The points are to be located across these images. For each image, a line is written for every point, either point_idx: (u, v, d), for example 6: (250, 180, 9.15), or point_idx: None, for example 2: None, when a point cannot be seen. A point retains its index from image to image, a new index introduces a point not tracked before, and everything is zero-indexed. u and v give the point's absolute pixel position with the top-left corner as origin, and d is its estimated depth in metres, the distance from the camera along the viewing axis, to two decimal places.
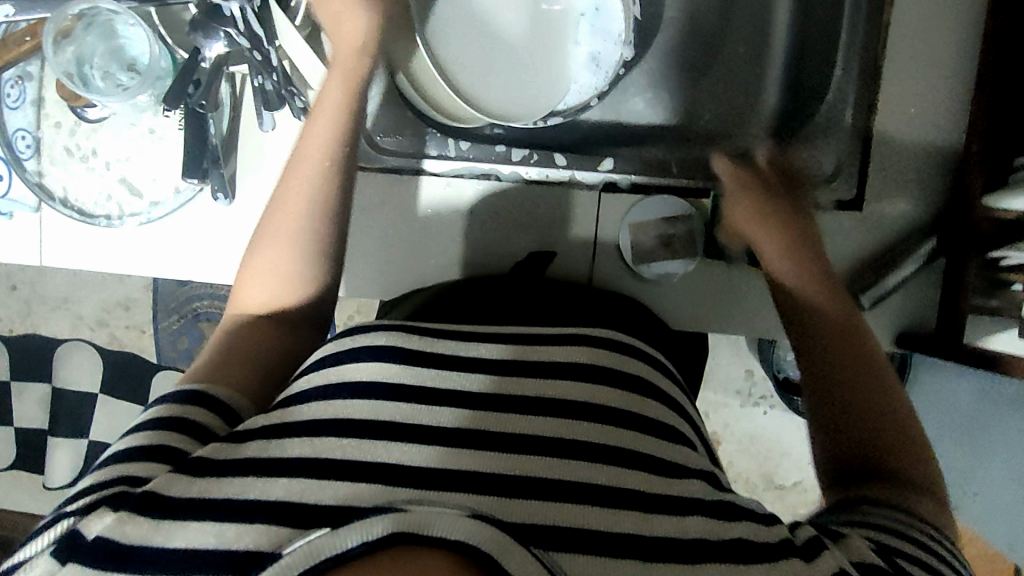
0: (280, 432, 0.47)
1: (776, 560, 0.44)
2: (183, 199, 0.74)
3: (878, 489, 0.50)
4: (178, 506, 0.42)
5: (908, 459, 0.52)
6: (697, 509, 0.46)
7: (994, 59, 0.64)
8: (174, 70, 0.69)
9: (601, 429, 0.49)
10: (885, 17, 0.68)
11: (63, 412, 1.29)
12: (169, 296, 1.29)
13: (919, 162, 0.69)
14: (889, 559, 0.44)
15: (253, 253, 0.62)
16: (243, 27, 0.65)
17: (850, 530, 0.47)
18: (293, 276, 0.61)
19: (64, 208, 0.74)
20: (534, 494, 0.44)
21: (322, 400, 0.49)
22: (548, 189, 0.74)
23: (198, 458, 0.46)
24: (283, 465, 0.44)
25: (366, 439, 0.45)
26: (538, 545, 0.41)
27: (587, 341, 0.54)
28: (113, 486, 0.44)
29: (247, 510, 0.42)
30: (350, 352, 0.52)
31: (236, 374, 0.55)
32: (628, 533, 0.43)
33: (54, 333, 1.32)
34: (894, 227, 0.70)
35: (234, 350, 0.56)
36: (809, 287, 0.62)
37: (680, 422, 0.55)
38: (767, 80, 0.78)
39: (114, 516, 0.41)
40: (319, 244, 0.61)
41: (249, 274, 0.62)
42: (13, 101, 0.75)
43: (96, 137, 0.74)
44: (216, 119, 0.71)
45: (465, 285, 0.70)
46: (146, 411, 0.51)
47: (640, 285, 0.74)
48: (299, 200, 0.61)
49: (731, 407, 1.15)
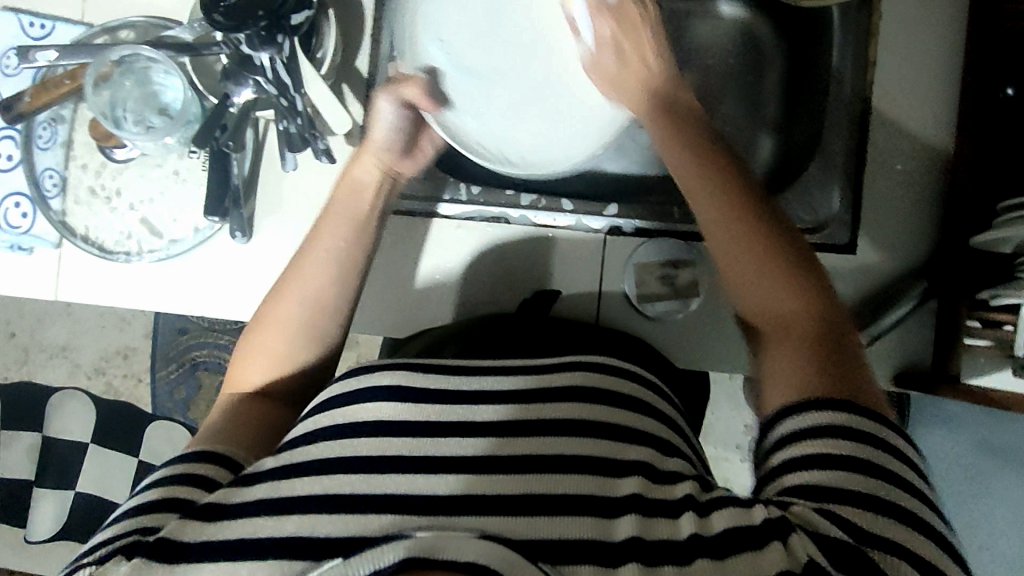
0: (292, 472, 0.48)
1: (757, 548, 0.44)
2: (202, 237, 0.76)
3: (801, 408, 0.50)
4: (189, 547, 0.45)
5: (837, 360, 0.53)
6: (686, 508, 0.47)
7: (973, 122, 0.69)
8: (203, 114, 0.73)
9: (606, 444, 0.50)
10: (869, 78, 0.73)
11: (56, 461, 1.27)
12: (169, 345, 1.27)
13: (908, 211, 0.73)
14: (839, 521, 0.44)
15: (255, 332, 0.65)
16: (271, 75, 0.69)
17: (796, 499, 0.47)
18: (289, 331, 0.64)
19: (84, 244, 0.77)
20: (542, 510, 0.45)
21: (329, 439, 0.50)
22: (554, 235, 0.76)
23: (208, 504, 0.47)
24: (294, 501, 0.46)
25: (374, 474, 0.47)
26: (547, 560, 0.42)
27: (586, 365, 0.55)
28: (123, 539, 0.46)
29: (260, 547, 0.44)
30: (355, 393, 0.52)
31: (244, 437, 0.57)
32: (629, 537, 0.45)
33: (48, 381, 1.30)
34: (886, 272, 0.73)
35: (239, 421, 0.59)
36: (699, 152, 0.64)
37: (686, 448, 0.55)
38: (765, 117, 0.82)
39: (127, 564, 0.44)
40: (348, 267, 0.65)
41: (252, 352, 0.64)
42: (44, 143, 0.78)
43: (121, 178, 0.78)
44: (239, 159, 0.75)
45: (477, 324, 0.71)
46: (161, 467, 0.52)
47: (646, 321, 0.76)
48: (316, 284, 0.64)
49: (732, 462, 1.12)
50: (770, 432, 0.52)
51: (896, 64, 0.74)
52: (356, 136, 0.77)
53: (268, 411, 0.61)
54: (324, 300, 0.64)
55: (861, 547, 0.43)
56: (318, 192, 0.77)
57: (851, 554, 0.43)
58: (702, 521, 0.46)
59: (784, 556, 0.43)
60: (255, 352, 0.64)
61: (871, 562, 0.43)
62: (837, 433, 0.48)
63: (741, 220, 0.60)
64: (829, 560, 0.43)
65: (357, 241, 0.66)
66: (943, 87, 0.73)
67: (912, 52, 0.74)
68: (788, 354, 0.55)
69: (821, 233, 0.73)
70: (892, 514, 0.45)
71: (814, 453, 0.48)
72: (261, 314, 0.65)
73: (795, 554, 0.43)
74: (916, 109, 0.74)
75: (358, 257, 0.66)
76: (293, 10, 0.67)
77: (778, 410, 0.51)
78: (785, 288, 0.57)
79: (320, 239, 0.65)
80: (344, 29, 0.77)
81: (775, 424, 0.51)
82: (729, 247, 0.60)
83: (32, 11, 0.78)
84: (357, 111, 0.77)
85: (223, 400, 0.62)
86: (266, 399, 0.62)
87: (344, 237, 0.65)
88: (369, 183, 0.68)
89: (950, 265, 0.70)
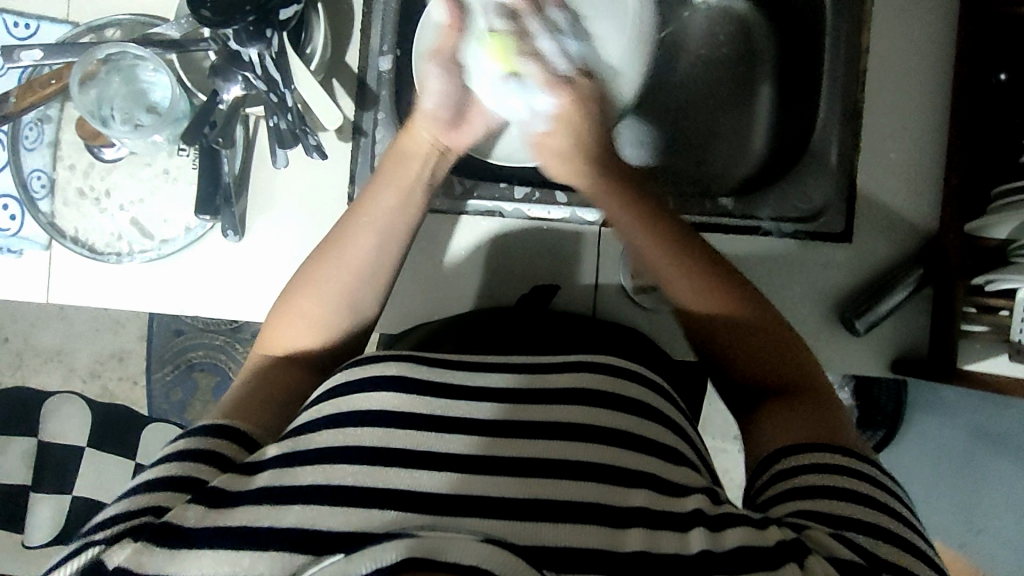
0: (296, 461, 0.48)
1: (774, 568, 0.43)
2: (193, 237, 0.76)
3: (805, 449, 0.52)
4: (195, 532, 0.44)
5: (820, 405, 0.56)
6: (697, 523, 0.46)
7: (969, 110, 0.69)
8: (191, 111, 0.73)
9: (619, 453, 0.49)
10: (861, 67, 0.73)
11: (49, 467, 1.22)
12: (165, 346, 1.26)
13: (904, 196, 0.73)
14: (854, 546, 0.45)
15: (291, 299, 0.63)
16: (261, 72, 0.68)
17: (810, 522, 0.47)
18: (324, 305, 0.62)
19: (75, 246, 0.76)
20: (545, 516, 0.45)
21: (334, 427, 0.49)
22: (550, 228, 0.76)
23: (215, 488, 0.46)
24: (298, 492, 0.45)
25: (382, 466, 0.46)
26: (552, 568, 0.43)
27: (591, 368, 0.54)
28: (134, 519, 0.45)
29: (264, 537, 0.43)
30: (360, 382, 0.52)
31: (259, 416, 0.56)
32: (639, 550, 0.44)
33: (45, 385, 1.28)
34: (882, 260, 0.73)
35: (256, 396, 0.58)
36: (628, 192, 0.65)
37: (692, 454, 0.54)
38: (760, 97, 0.82)
39: (133, 546, 0.43)
40: (390, 246, 0.64)
41: (288, 318, 0.63)
42: (31, 143, 0.77)
43: (109, 178, 0.77)
44: (230, 157, 0.74)
45: (472, 318, 0.71)
46: (170, 444, 0.51)
47: (645, 313, 0.76)
48: (359, 251, 0.63)
49: (731, 453, 1.11)
50: (773, 465, 0.53)
51: (891, 51, 0.74)
52: (348, 132, 0.77)
53: (290, 386, 0.60)
54: (366, 275, 0.63)
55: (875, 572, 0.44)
56: (312, 188, 0.77)
57: None
58: (714, 535, 0.45)
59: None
60: (292, 317, 0.62)
61: None
62: (847, 469, 0.50)
63: (693, 257, 0.62)
64: None
65: (394, 211, 0.64)
66: (933, 77, 0.73)
67: (903, 43, 0.74)
68: (780, 408, 0.56)
69: (815, 222, 0.73)
70: (906, 550, 0.46)
71: (833, 485, 0.49)
72: (297, 277, 0.64)
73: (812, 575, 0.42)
74: (906, 99, 0.74)
75: (402, 227, 0.65)
76: (282, 4, 0.66)
77: (789, 448, 0.52)
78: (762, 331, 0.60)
79: (366, 210, 0.64)
80: (333, 24, 0.77)
81: (782, 458, 0.52)
82: (701, 283, 0.61)
83: (16, 11, 0.77)
84: (349, 106, 0.77)
85: (252, 366, 0.62)
86: (290, 370, 0.61)
87: (389, 211, 0.64)
88: (415, 158, 0.67)
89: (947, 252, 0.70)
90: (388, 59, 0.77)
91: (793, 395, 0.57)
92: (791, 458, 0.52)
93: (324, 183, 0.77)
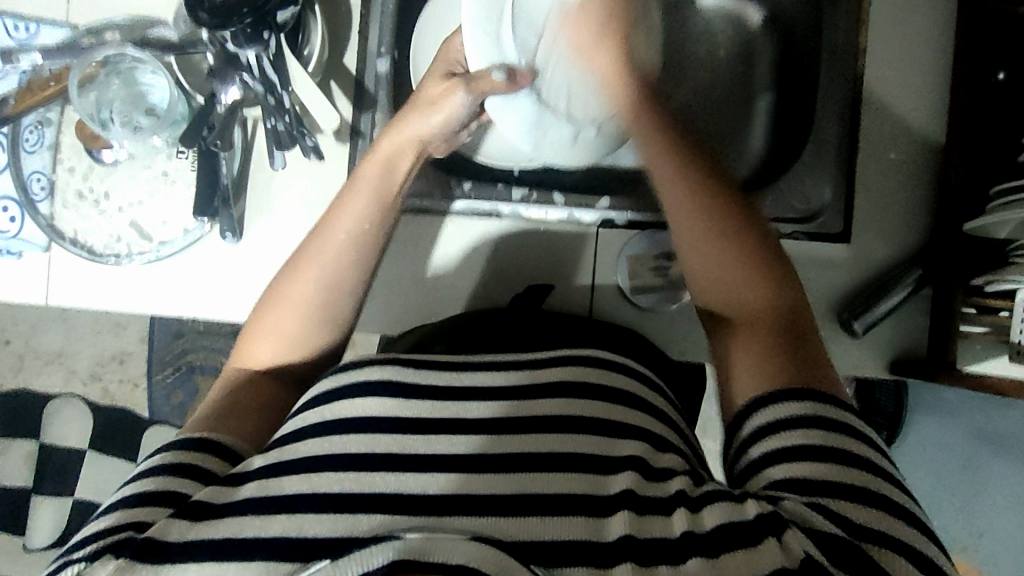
0: (280, 471, 0.48)
1: (753, 545, 0.42)
2: (192, 238, 0.76)
3: (775, 398, 0.50)
4: (171, 547, 0.44)
5: (800, 352, 0.54)
6: (678, 505, 0.46)
7: (966, 109, 0.69)
8: (189, 113, 0.74)
9: (604, 441, 0.50)
10: (859, 67, 0.73)
11: (51, 469, 1.22)
12: (166, 348, 1.26)
13: (902, 196, 0.73)
14: (829, 515, 0.43)
15: (268, 308, 0.63)
16: (258, 74, 0.68)
17: (783, 493, 0.46)
18: (300, 314, 0.62)
19: (73, 247, 0.76)
20: (536, 511, 0.45)
21: (318, 436, 0.49)
22: (547, 229, 0.76)
23: (197, 503, 0.46)
24: (280, 501, 0.45)
25: (366, 472, 0.46)
26: (539, 563, 0.42)
27: (577, 361, 0.54)
28: (115, 534, 0.45)
29: (248, 547, 0.43)
30: (348, 386, 0.51)
31: (240, 423, 0.57)
32: (622, 536, 0.44)
33: (46, 387, 1.28)
34: (881, 260, 0.73)
35: (230, 407, 0.58)
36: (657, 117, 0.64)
37: (677, 440, 0.54)
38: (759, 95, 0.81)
39: (115, 564, 0.43)
40: (364, 242, 0.63)
41: (261, 329, 0.62)
42: (31, 146, 0.77)
43: (109, 181, 0.77)
44: (229, 159, 0.74)
45: (469, 320, 0.71)
46: (151, 458, 0.51)
47: (643, 314, 0.76)
48: (334, 259, 0.62)
49: None
50: (743, 427, 0.51)
51: (887, 51, 0.74)
52: (346, 134, 0.77)
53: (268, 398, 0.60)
54: (341, 286, 0.63)
55: (854, 541, 0.42)
56: (310, 190, 0.77)
57: (845, 548, 0.42)
58: (694, 517, 0.45)
59: (779, 550, 0.42)
60: (265, 329, 0.62)
61: (870, 560, 0.41)
62: (815, 419, 0.48)
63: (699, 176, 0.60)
64: (822, 550, 0.42)
65: (368, 210, 0.63)
66: (930, 77, 0.73)
67: (901, 42, 0.74)
68: (754, 353, 0.54)
69: (814, 222, 0.73)
70: (885, 508, 0.44)
71: (804, 443, 0.47)
72: (273, 285, 0.63)
73: (791, 550, 0.42)
74: (903, 99, 0.74)
75: (378, 222, 0.63)
76: (280, 7, 0.66)
77: (758, 400, 0.51)
78: (750, 276, 0.57)
79: (341, 209, 0.63)
80: (332, 26, 0.77)
81: (752, 416, 0.51)
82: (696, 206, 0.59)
83: (16, 13, 0.77)
84: (347, 108, 0.77)
85: (229, 377, 0.61)
86: (270, 383, 0.61)
87: (365, 213, 0.63)
88: (401, 159, 0.65)
89: (945, 252, 0.69)
90: (386, 61, 0.77)
91: (772, 338, 0.55)
92: (753, 416, 0.51)
93: (322, 185, 0.77)
